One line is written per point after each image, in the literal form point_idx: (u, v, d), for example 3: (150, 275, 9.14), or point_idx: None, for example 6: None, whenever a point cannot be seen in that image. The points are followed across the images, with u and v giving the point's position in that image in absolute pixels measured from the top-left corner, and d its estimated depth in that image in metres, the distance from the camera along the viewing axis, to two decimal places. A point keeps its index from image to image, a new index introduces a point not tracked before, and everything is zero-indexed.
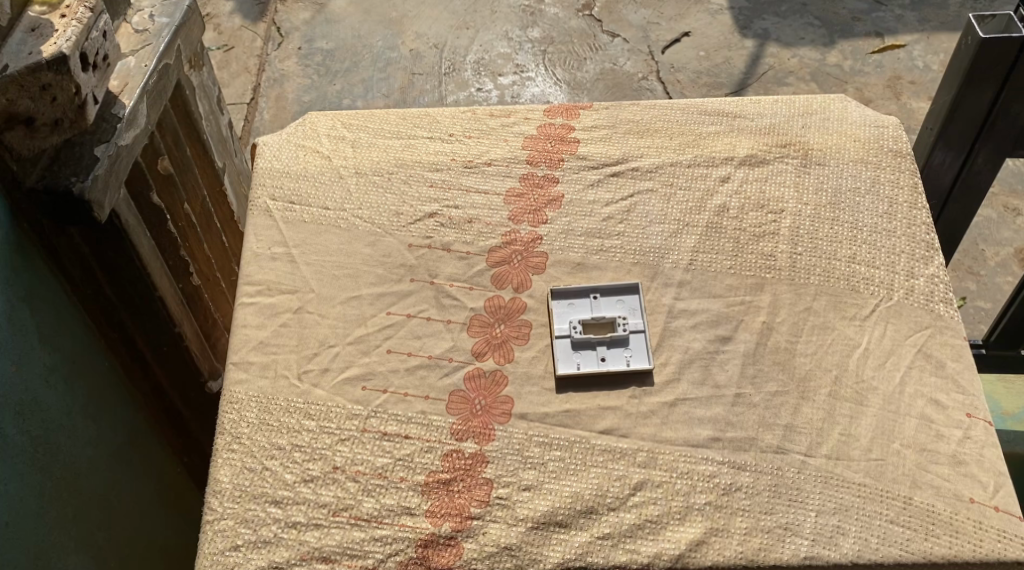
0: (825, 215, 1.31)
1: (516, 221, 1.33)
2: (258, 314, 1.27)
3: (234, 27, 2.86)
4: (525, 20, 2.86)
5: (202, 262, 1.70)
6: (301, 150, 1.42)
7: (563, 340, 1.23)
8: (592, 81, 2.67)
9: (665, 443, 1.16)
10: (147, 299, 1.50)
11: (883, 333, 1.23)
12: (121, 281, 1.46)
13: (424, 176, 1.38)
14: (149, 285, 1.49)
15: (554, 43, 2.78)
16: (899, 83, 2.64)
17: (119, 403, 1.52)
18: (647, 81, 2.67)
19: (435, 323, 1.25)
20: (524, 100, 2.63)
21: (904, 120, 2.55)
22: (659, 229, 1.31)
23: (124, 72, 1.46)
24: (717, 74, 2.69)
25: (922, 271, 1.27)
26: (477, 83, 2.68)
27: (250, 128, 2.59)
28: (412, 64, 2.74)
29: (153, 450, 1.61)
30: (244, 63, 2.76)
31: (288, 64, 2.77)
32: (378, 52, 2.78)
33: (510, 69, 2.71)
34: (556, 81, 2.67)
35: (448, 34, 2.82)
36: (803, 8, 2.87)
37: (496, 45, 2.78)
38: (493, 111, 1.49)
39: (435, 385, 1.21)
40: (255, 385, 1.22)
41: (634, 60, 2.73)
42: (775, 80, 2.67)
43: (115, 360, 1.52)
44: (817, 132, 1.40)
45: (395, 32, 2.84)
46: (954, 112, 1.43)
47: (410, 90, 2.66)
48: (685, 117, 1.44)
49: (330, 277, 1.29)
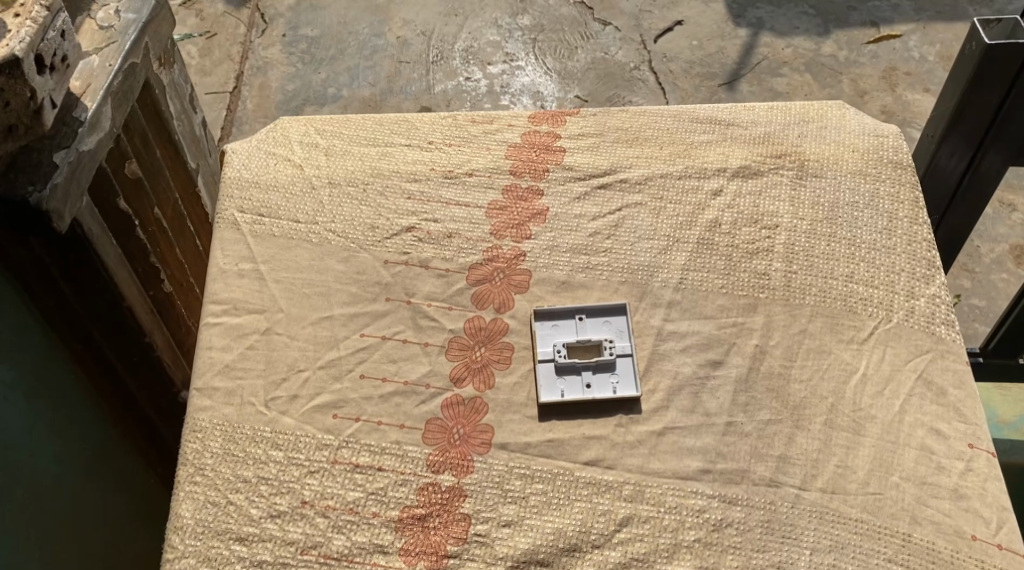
0: (821, 231, 1.25)
1: (498, 236, 1.27)
2: (224, 335, 1.20)
3: (217, 14, 2.78)
4: (516, 7, 2.78)
5: (174, 265, 1.72)
6: (273, 158, 1.35)
7: (547, 365, 1.17)
8: (584, 71, 2.60)
9: (653, 475, 1.10)
10: (113, 307, 1.48)
11: (882, 358, 1.16)
12: (85, 289, 1.44)
13: (402, 188, 1.31)
14: (115, 289, 1.47)
15: (545, 31, 2.70)
16: (895, 74, 2.58)
17: (88, 416, 1.50)
18: (639, 70, 2.60)
19: (412, 346, 1.19)
20: (513, 90, 2.56)
21: (900, 112, 2.49)
22: (648, 246, 1.26)
23: (86, 73, 1.44)
24: (710, 64, 2.62)
25: (923, 291, 1.21)
26: (465, 72, 2.60)
27: (232, 118, 2.53)
28: (399, 52, 2.66)
29: (123, 462, 1.59)
30: (226, 51, 2.68)
31: (272, 52, 2.68)
32: (364, 39, 2.70)
33: (499, 58, 2.64)
34: (546, 70, 2.60)
35: (436, 21, 2.74)
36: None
37: (485, 33, 2.70)
38: (476, 117, 1.41)
39: (410, 413, 1.14)
40: (220, 412, 1.15)
41: (626, 49, 2.65)
42: (769, 70, 2.60)
43: (82, 370, 1.48)
44: (814, 141, 1.33)
45: (381, 20, 2.76)
46: (963, 107, 1.36)
47: (397, 79, 2.59)
48: (675, 124, 1.37)
49: (300, 295, 1.23)
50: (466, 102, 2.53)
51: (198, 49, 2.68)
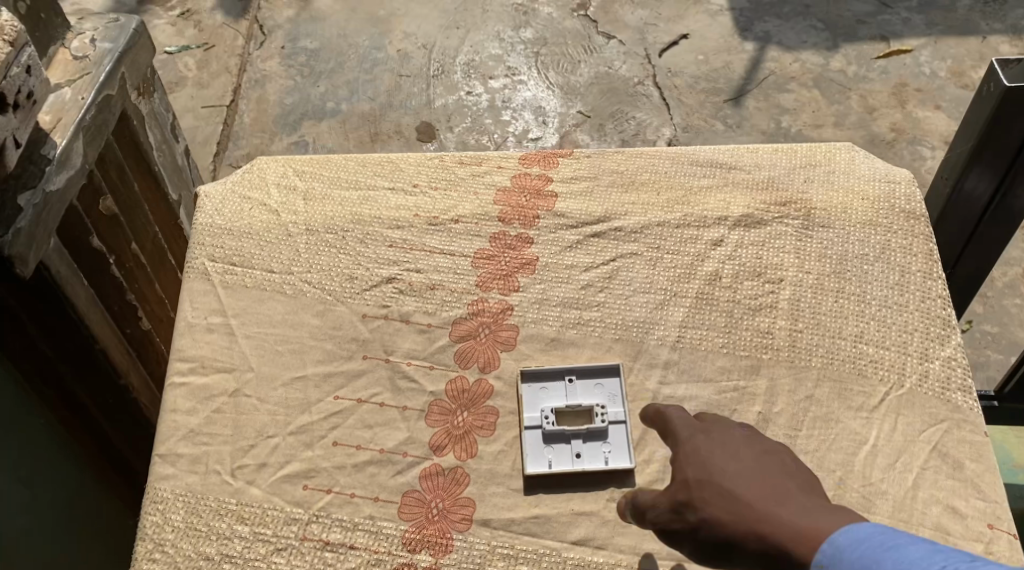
0: (828, 286, 1.17)
1: (484, 289, 1.20)
2: (189, 397, 1.13)
3: (215, 25, 2.54)
4: (517, 20, 2.54)
5: (154, 302, 1.63)
6: (248, 202, 1.27)
7: (534, 433, 1.09)
8: (586, 86, 2.39)
9: (646, 556, 1.02)
10: (86, 351, 1.41)
11: (894, 427, 1.08)
12: (57, 333, 1.36)
13: (383, 235, 1.24)
14: (84, 331, 1.39)
15: (547, 44, 2.47)
16: (905, 90, 2.37)
17: (58, 462, 1.43)
18: (642, 86, 2.39)
19: (390, 410, 1.11)
20: (515, 105, 2.35)
21: (911, 129, 2.30)
22: (644, 300, 1.18)
23: (57, 106, 1.36)
24: (716, 79, 2.40)
25: (938, 353, 1.13)
26: (467, 86, 2.40)
27: (229, 133, 2.33)
28: (400, 66, 2.44)
29: (96, 508, 1.53)
30: (224, 63, 2.46)
31: (269, 64, 2.46)
32: (363, 52, 2.48)
33: (501, 71, 2.43)
34: (548, 85, 2.39)
35: (437, 33, 2.51)
36: (806, 9, 2.55)
37: (487, 47, 2.48)
38: (463, 157, 1.32)
39: (386, 484, 1.07)
40: (183, 481, 1.08)
41: (629, 63, 2.43)
42: (776, 85, 2.39)
43: (55, 417, 1.41)
44: (822, 188, 1.25)
45: (381, 32, 2.52)
46: (985, 137, 1.26)
47: (396, 94, 2.38)
48: (674, 168, 1.29)
49: (272, 353, 1.15)
50: (467, 117, 2.34)
51: (194, 60, 2.47)
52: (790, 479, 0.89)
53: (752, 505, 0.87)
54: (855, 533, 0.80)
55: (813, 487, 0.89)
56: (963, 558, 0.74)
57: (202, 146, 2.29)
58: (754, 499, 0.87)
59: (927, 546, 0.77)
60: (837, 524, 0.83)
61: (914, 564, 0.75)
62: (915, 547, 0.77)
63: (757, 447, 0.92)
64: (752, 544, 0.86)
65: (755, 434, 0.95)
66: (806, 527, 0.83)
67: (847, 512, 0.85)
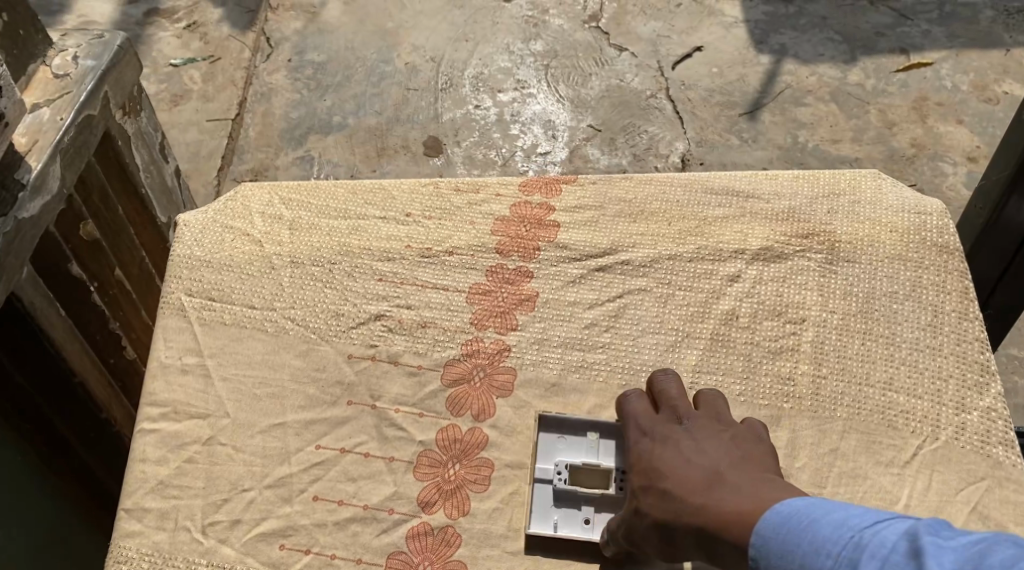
0: (854, 327, 1.08)
1: (479, 327, 1.11)
2: (159, 445, 1.04)
3: (221, 37, 2.41)
4: (528, 32, 2.42)
5: (140, 331, 1.47)
6: (229, 232, 1.18)
7: (545, 487, 1.00)
8: (597, 100, 2.28)
9: None
10: (63, 380, 1.31)
11: (928, 485, 0.99)
12: (28, 362, 1.26)
13: (372, 268, 1.15)
14: (57, 354, 1.28)
15: (557, 57, 2.37)
16: (927, 104, 2.26)
17: (33, 494, 1.33)
18: (656, 99, 2.29)
19: (375, 462, 1.03)
20: (524, 120, 2.25)
21: (932, 146, 2.20)
22: (652, 341, 1.09)
23: (33, 127, 1.22)
24: (731, 93, 2.30)
25: (976, 402, 1.03)
26: (476, 99, 2.28)
27: (235, 148, 2.21)
28: (407, 79, 2.32)
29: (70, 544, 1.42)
30: (229, 77, 2.32)
31: (277, 78, 2.33)
32: (370, 65, 2.36)
33: (510, 85, 2.31)
34: (559, 98, 2.28)
35: (446, 46, 2.39)
36: (824, 20, 2.44)
37: (497, 59, 2.36)
38: (459, 183, 1.23)
39: (369, 545, 0.99)
40: (150, 539, 1.00)
41: (642, 76, 2.33)
42: (793, 99, 2.29)
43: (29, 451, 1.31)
44: (847, 219, 1.15)
45: (389, 45, 2.40)
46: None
47: (404, 108, 2.27)
48: (685, 196, 1.19)
49: (250, 398, 1.06)
50: (475, 131, 2.22)
51: (200, 74, 2.33)
52: (727, 461, 0.88)
53: (687, 498, 0.86)
54: (779, 512, 0.81)
55: (751, 467, 0.88)
56: (868, 522, 0.77)
57: (207, 159, 2.18)
58: (691, 491, 0.86)
59: (839, 515, 0.78)
60: (771, 502, 0.82)
61: (828, 541, 0.76)
62: (827, 519, 0.78)
63: (695, 437, 0.91)
64: (696, 537, 0.85)
65: (693, 424, 0.93)
66: (741, 512, 0.82)
67: (780, 485, 0.85)
